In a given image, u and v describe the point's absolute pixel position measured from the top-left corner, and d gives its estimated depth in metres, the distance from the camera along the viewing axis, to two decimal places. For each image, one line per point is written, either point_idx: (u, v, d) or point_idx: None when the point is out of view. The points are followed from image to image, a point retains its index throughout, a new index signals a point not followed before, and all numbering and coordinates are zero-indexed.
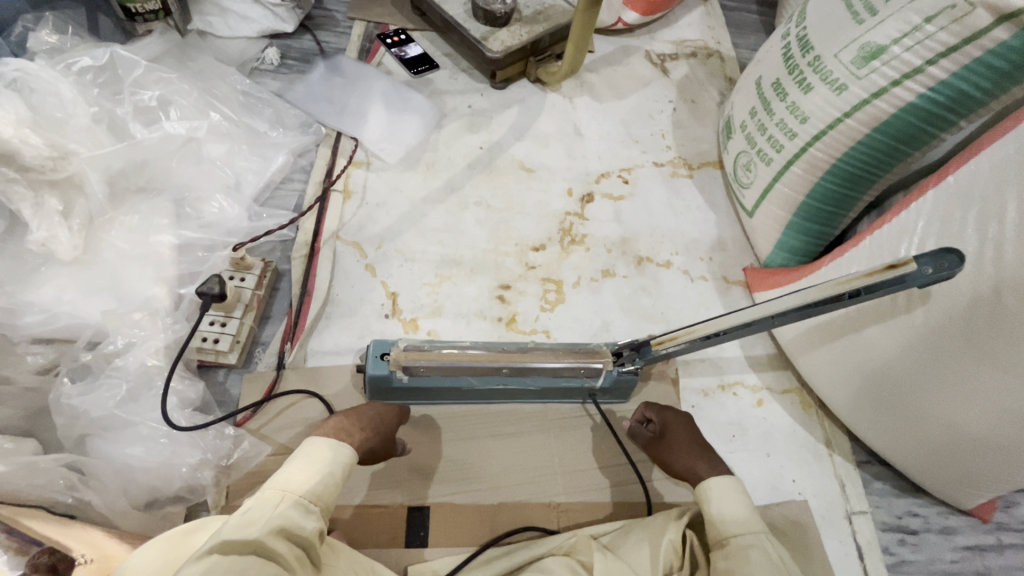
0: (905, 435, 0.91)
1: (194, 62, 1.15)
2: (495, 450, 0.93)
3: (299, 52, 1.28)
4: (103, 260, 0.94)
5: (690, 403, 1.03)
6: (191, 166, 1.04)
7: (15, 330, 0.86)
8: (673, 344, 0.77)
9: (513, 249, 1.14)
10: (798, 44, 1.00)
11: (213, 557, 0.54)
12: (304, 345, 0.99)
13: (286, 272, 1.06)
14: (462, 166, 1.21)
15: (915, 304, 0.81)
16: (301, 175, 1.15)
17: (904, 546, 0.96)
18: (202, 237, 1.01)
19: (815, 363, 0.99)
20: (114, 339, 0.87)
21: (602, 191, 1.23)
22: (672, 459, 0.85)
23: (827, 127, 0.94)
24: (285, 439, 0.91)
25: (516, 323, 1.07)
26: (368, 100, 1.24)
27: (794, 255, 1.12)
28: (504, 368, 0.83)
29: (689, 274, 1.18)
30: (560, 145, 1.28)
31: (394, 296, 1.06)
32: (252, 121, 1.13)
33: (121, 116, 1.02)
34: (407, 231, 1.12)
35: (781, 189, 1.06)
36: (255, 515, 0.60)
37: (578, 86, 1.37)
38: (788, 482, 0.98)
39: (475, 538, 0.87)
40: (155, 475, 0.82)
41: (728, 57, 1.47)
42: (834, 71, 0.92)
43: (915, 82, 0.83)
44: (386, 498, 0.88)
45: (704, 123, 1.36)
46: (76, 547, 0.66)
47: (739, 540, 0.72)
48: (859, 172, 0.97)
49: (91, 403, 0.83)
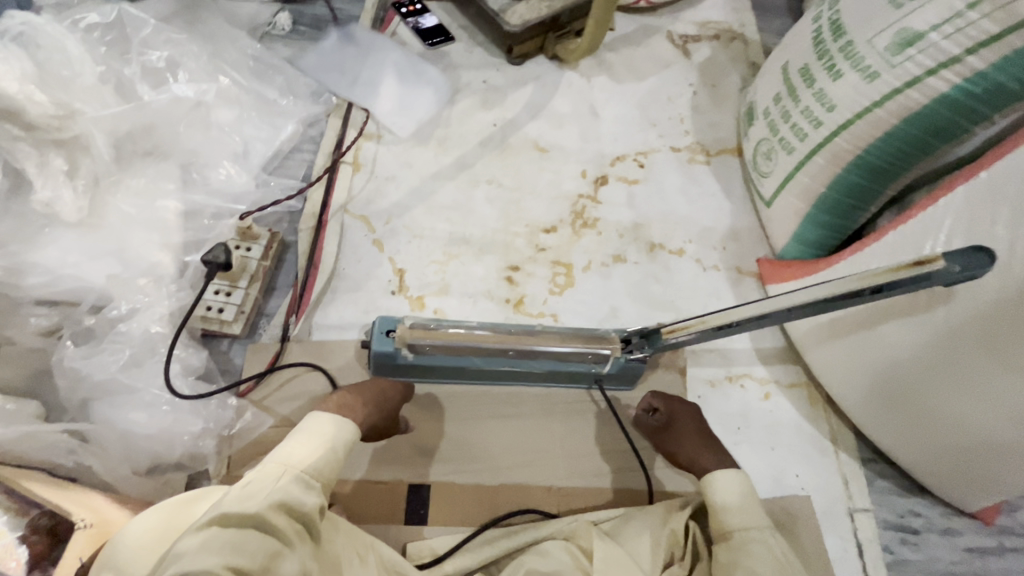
0: (915, 435, 0.89)
1: (204, 24, 1.11)
2: (497, 432, 0.93)
3: (311, 18, 1.24)
4: (108, 224, 0.92)
5: (695, 394, 1.02)
6: (199, 132, 1.02)
7: (20, 291, 0.85)
8: (684, 334, 0.76)
9: (523, 229, 1.12)
10: (829, 28, 0.96)
11: (213, 529, 0.53)
12: (309, 319, 0.98)
13: (293, 243, 1.04)
14: (474, 144, 1.18)
15: (937, 303, 0.78)
16: (310, 145, 1.13)
17: (905, 545, 0.95)
18: (209, 204, 0.99)
19: (825, 359, 0.98)
20: (118, 304, 0.87)
21: (617, 174, 1.21)
22: (678, 450, 0.84)
23: (855, 117, 0.91)
24: (288, 412, 0.90)
25: (524, 306, 1.06)
26: (381, 71, 1.21)
27: (811, 247, 1.09)
28: (510, 350, 0.83)
29: (701, 263, 1.15)
30: (575, 125, 1.24)
31: (401, 273, 1.04)
32: (262, 88, 1.11)
33: (129, 77, 0.99)
34: (415, 207, 1.10)
35: (801, 180, 1.03)
36: (256, 488, 0.58)
37: (596, 64, 1.32)
38: (792, 477, 0.98)
39: (474, 518, 0.87)
40: (157, 441, 0.82)
41: (753, 42, 1.42)
42: (866, 58, 0.88)
43: (951, 72, 0.80)
44: (387, 474, 0.88)
45: (724, 109, 1.32)
46: (76, 510, 0.64)
47: (741, 534, 0.71)
48: (884, 164, 0.94)
49: (95, 366, 0.82)
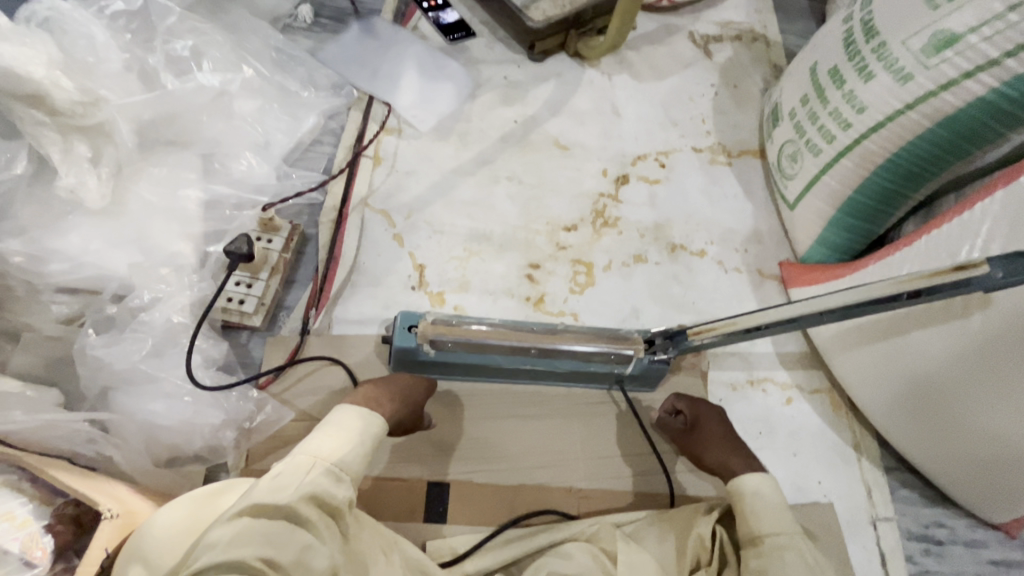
0: (942, 445, 0.88)
1: (227, 14, 1.11)
2: (517, 431, 0.92)
3: (332, 10, 1.23)
4: (130, 212, 0.91)
5: (716, 397, 1.01)
6: (221, 121, 1.01)
7: (41, 278, 0.85)
8: (711, 336, 0.74)
9: (544, 227, 1.11)
10: (861, 28, 0.94)
11: (244, 520, 0.52)
12: (329, 312, 0.97)
13: (313, 236, 1.03)
14: (495, 139, 1.17)
15: (972, 310, 0.77)
16: (330, 138, 1.12)
17: (928, 555, 0.94)
18: (230, 194, 0.98)
19: (850, 364, 0.96)
20: (141, 293, 0.86)
21: (638, 174, 1.19)
22: (704, 453, 0.83)
23: (887, 119, 0.90)
24: (307, 406, 0.89)
25: (544, 304, 1.05)
26: (402, 65, 1.20)
27: (834, 252, 1.08)
28: (533, 348, 0.82)
29: (723, 264, 1.14)
30: (596, 123, 1.23)
31: (421, 268, 1.03)
32: (284, 79, 1.10)
33: (153, 65, 0.99)
34: (436, 203, 1.09)
35: (827, 182, 1.02)
36: (286, 479, 0.57)
37: (618, 63, 1.31)
38: (814, 484, 0.96)
39: (494, 517, 0.86)
40: (177, 433, 0.81)
41: (775, 43, 1.41)
42: (900, 59, 0.87)
43: (989, 75, 0.79)
44: (406, 471, 0.87)
45: (747, 110, 1.31)
46: (103, 500, 0.63)
47: (773, 539, 0.69)
48: (914, 169, 0.92)
49: (117, 355, 0.82)
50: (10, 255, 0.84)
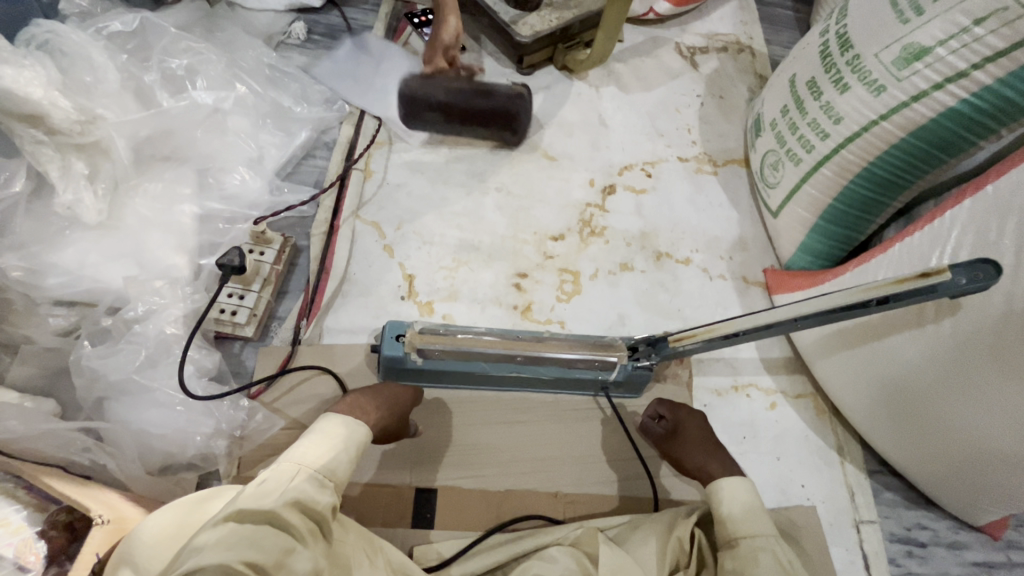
0: (921, 447, 0.89)
1: (223, 33, 1.14)
2: (504, 437, 0.93)
3: (326, 27, 1.26)
4: (126, 226, 0.94)
5: (702, 402, 1.02)
6: (215, 137, 1.04)
7: (39, 291, 0.87)
8: (691, 342, 0.76)
9: (531, 237, 1.13)
10: (836, 41, 0.96)
11: (228, 525, 0.54)
12: (319, 322, 0.99)
13: (304, 248, 1.06)
14: (484, 151, 1.20)
15: (943, 315, 0.79)
16: (323, 151, 1.15)
17: (911, 558, 0.95)
18: (223, 209, 1.01)
19: (831, 368, 0.98)
20: (135, 305, 0.88)
21: (625, 183, 1.22)
22: (684, 458, 0.84)
23: (861, 129, 0.92)
24: (298, 414, 0.92)
25: (531, 313, 1.07)
26: (393, 79, 1.22)
27: (818, 258, 1.10)
28: (518, 355, 0.84)
29: (708, 272, 1.16)
30: (583, 134, 1.26)
31: (410, 278, 1.06)
32: (277, 96, 1.13)
33: (149, 84, 1.02)
34: (426, 214, 1.12)
35: (807, 192, 1.04)
36: (271, 486, 0.60)
37: (605, 75, 1.34)
38: (798, 487, 0.98)
39: (480, 523, 0.87)
40: (170, 441, 0.83)
41: (760, 54, 1.44)
42: (873, 71, 0.89)
43: (958, 87, 0.81)
44: (394, 478, 0.89)
45: (732, 120, 1.33)
46: (93, 506, 0.65)
47: (748, 542, 0.71)
48: (890, 177, 0.95)
49: (112, 366, 0.84)
50: (8, 269, 0.86)
